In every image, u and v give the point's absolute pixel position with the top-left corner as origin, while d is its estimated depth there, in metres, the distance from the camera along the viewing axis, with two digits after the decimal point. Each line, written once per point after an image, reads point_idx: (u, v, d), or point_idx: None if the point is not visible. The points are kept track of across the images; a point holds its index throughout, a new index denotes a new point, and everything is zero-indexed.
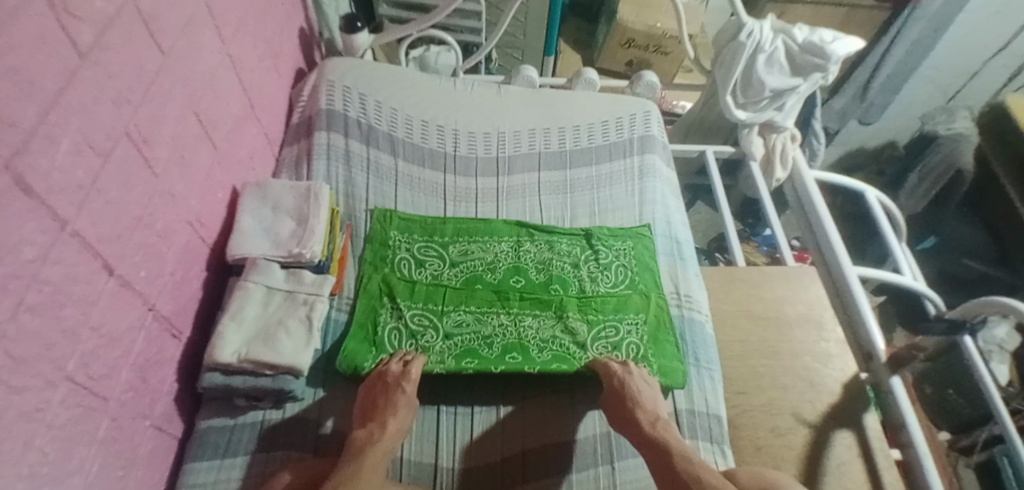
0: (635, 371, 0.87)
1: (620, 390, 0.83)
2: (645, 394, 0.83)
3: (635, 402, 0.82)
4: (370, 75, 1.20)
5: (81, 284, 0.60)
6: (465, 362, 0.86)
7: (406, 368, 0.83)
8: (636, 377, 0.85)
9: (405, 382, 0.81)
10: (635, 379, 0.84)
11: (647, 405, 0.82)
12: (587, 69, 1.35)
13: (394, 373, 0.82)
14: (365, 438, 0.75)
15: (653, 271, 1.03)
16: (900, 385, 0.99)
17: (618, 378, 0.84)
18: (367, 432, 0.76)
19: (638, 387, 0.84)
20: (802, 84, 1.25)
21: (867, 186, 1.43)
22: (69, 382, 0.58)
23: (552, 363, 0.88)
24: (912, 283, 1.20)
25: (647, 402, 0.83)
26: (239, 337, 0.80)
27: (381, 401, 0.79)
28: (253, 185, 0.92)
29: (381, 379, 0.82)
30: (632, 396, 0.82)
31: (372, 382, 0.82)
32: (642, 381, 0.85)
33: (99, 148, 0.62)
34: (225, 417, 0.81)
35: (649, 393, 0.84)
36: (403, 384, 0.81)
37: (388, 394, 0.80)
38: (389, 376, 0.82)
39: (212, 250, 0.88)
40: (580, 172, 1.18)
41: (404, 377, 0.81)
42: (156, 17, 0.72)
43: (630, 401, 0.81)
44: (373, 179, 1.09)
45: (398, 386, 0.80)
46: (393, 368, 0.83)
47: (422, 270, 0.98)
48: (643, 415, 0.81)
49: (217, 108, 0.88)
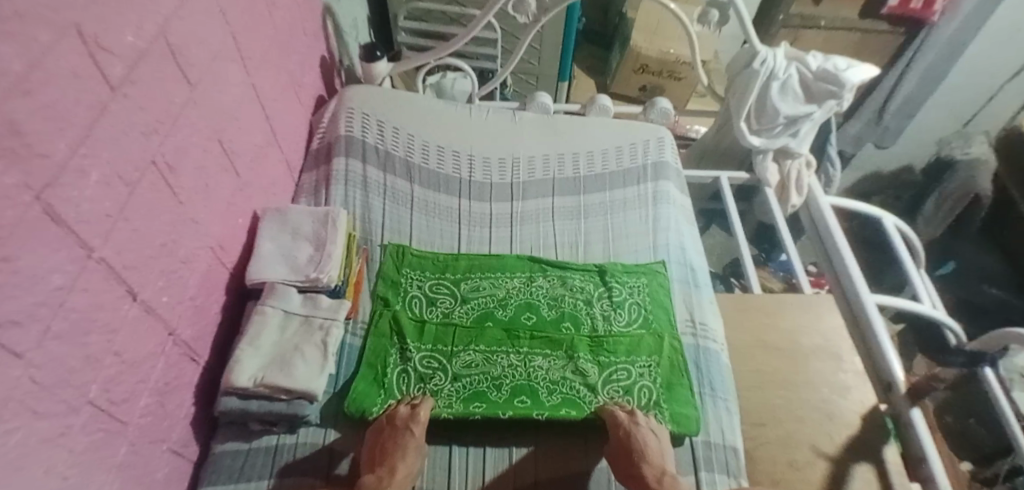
0: (643, 421, 0.85)
1: (626, 443, 0.81)
2: (652, 448, 0.81)
3: (641, 456, 0.80)
4: (388, 102, 1.23)
5: (105, 311, 0.61)
6: (473, 406, 0.87)
7: (414, 411, 0.82)
8: (643, 428, 0.83)
9: (413, 424, 0.81)
10: (642, 431, 0.82)
11: (654, 461, 0.80)
12: (600, 96, 1.38)
13: (404, 415, 0.82)
14: (375, 484, 0.75)
15: (666, 309, 1.03)
16: (920, 417, 0.96)
17: (623, 429, 0.82)
18: (376, 477, 0.76)
19: (644, 440, 0.81)
20: (816, 111, 1.24)
21: (884, 213, 1.42)
22: (91, 407, 0.60)
23: (561, 407, 0.88)
24: (931, 313, 1.19)
25: (654, 456, 0.81)
26: (256, 362, 0.80)
27: (388, 445, 0.79)
28: (273, 210, 0.94)
29: (388, 421, 0.81)
30: (638, 449, 0.80)
31: (379, 425, 0.82)
32: (649, 433, 0.83)
33: (127, 178, 0.64)
34: (239, 441, 0.81)
35: (655, 447, 0.82)
36: (411, 426, 0.80)
37: (396, 436, 0.79)
38: (398, 418, 0.81)
39: (231, 275, 0.89)
40: (594, 198, 1.19)
41: (412, 420, 0.81)
42: (185, 51, 0.75)
43: (636, 455, 0.80)
44: (389, 204, 1.11)
45: (406, 429, 0.80)
46: (402, 411, 0.82)
47: (433, 309, 0.99)
48: (649, 470, 0.79)
49: (240, 137, 0.91)
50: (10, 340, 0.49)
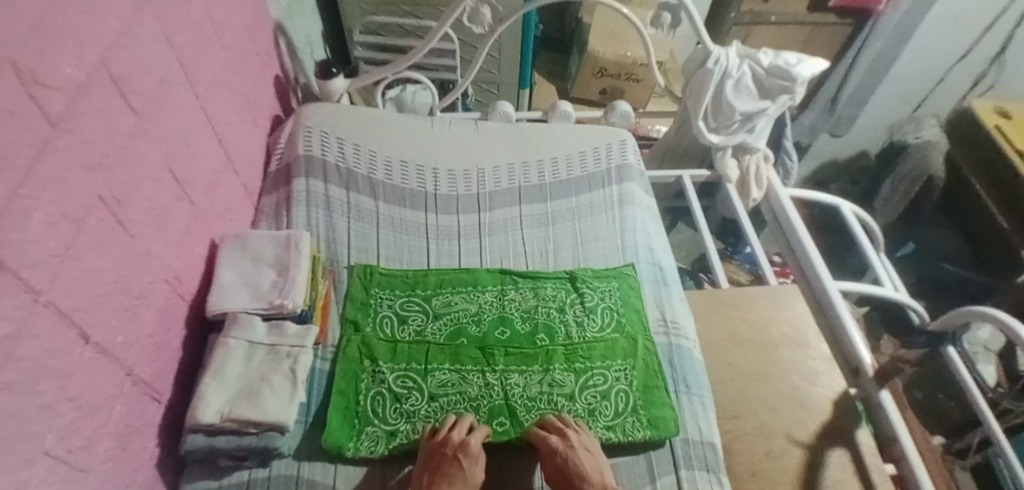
0: (579, 439, 0.84)
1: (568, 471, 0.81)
2: (589, 464, 0.83)
3: (581, 478, 0.82)
4: (348, 119, 1.21)
5: (57, 357, 0.59)
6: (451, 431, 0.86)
7: (466, 442, 0.81)
8: (580, 451, 0.82)
9: (461, 454, 0.80)
10: (579, 453, 0.82)
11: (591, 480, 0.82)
12: (561, 102, 1.38)
13: (455, 444, 0.81)
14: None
15: (639, 311, 1.03)
16: (889, 398, 0.99)
17: (557, 454, 0.81)
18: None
19: (580, 464, 0.82)
20: (770, 106, 1.28)
21: (841, 201, 1.46)
22: (47, 458, 0.57)
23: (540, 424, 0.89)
24: (892, 295, 1.22)
25: (591, 473, 0.83)
26: (222, 396, 0.77)
27: (439, 473, 0.79)
28: (232, 237, 0.91)
29: (440, 448, 0.81)
30: (578, 472, 0.82)
31: (430, 451, 0.82)
32: (585, 454, 0.83)
33: (72, 217, 0.61)
34: (209, 479, 0.78)
35: (592, 464, 0.83)
36: (461, 457, 0.80)
37: (447, 467, 0.79)
38: (449, 446, 0.80)
39: (191, 306, 0.86)
40: (561, 204, 1.19)
41: (463, 450, 0.80)
42: (129, 80, 0.72)
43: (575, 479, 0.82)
44: (354, 223, 1.09)
45: (455, 460, 0.79)
46: (454, 438, 0.81)
47: (405, 328, 0.97)
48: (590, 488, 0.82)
49: (193, 164, 0.88)
50: None
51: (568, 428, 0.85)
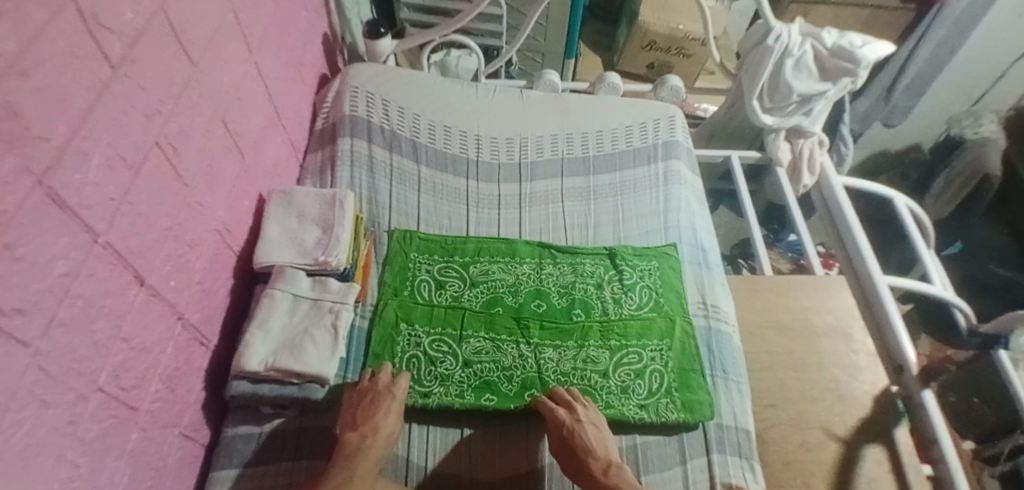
0: (584, 413, 0.84)
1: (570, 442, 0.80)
2: (593, 437, 0.81)
3: (586, 452, 0.80)
4: (393, 81, 1.20)
5: (112, 297, 0.60)
6: (484, 397, 0.87)
7: (395, 378, 0.84)
8: (586, 425, 0.82)
9: (394, 389, 0.83)
10: (586, 428, 0.81)
11: (597, 458, 0.80)
12: (610, 73, 1.34)
13: (384, 382, 0.83)
14: (357, 443, 0.75)
15: (678, 292, 1.01)
16: (931, 398, 0.97)
17: (563, 426, 0.81)
18: (359, 436, 0.76)
19: (585, 437, 0.81)
20: (830, 89, 1.22)
21: (896, 193, 1.40)
22: (101, 394, 0.59)
23: None
24: (943, 294, 1.18)
25: (597, 448, 0.81)
26: (265, 346, 0.79)
27: (371, 408, 0.79)
28: (279, 192, 0.92)
29: (369, 388, 0.82)
30: (583, 445, 0.80)
31: (361, 391, 0.82)
32: (586, 429, 0.81)
33: (129, 161, 0.62)
34: (251, 424, 0.81)
35: (596, 440, 0.82)
36: (393, 391, 0.82)
37: (379, 400, 0.81)
38: (378, 385, 0.82)
39: (239, 258, 0.88)
40: (604, 179, 1.17)
41: (394, 384, 0.83)
42: (185, 27, 0.72)
43: (580, 451, 0.80)
44: (395, 185, 1.09)
45: (388, 392, 0.82)
46: (382, 377, 0.84)
47: (442, 293, 0.97)
48: (596, 466, 0.79)
49: (243, 117, 0.88)
50: (16, 328, 0.47)
51: (575, 402, 0.85)
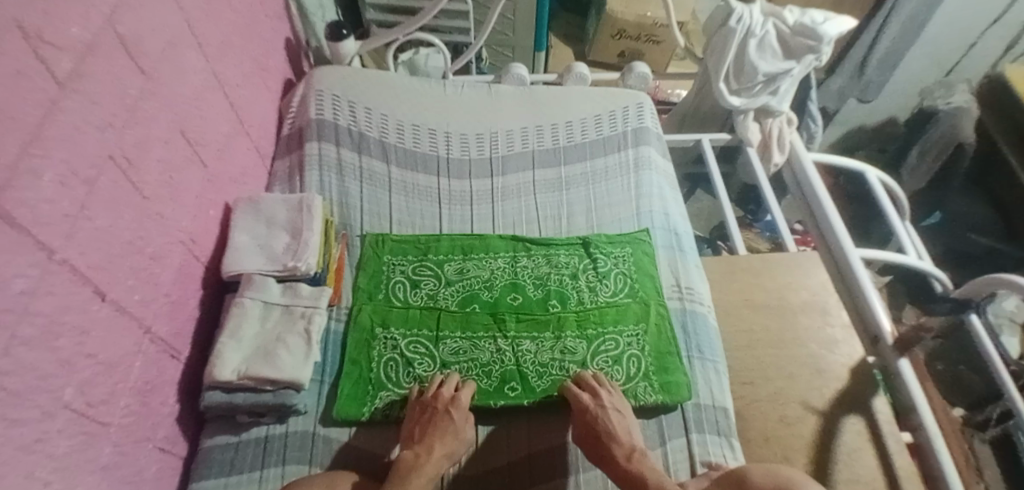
0: (612, 400, 0.85)
1: (598, 432, 0.81)
2: (619, 426, 0.82)
3: (610, 437, 0.80)
4: (359, 82, 1.20)
5: (74, 313, 0.60)
6: None
7: (456, 396, 0.83)
8: (610, 411, 0.83)
9: (453, 408, 0.82)
10: (609, 413, 0.82)
11: (623, 447, 0.79)
12: (577, 64, 1.34)
13: (445, 399, 0.83)
14: (412, 460, 0.76)
15: (653, 277, 1.02)
16: (907, 367, 0.97)
17: (587, 410, 0.82)
18: (414, 454, 0.77)
19: (609, 422, 0.81)
20: (795, 67, 1.22)
21: (867, 166, 1.41)
22: (68, 410, 0.59)
23: (552, 390, 0.88)
24: (918, 263, 1.19)
25: (624, 436, 0.81)
26: (239, 355, 0.79)
27: (430, 426, 0.80)
28: (245, 200, 0.91)
29: (430, 403, 0.82)
30: (607, 431, 0.81)
31: (421, 405, 0.83)
32: (611, 416, 0.82)
33: (84, 177, 0.61)
34: (228, 434, 0.81)
35: (623, 429, 0.82)
36: (451, 410, 0.81)
37: (436, 418, 0.80)
38: (439, 401, 0.82)
39: (207, 267, 0.87)
40: (575, 169, 1.17)
41: (453, 404, 0.82)
42: (137, 40, 0.71)
43: (608, 439, 0.80)
44: (366, 187, 1.09)
45: (446, 413, 0.81)
46: (444, 393, 0.83)
47: (417, 293, 0.97)
48: (620, 454, 0.78)
49: (204, 127, 0.88)
50: None
51: (600, 387, 0.86)
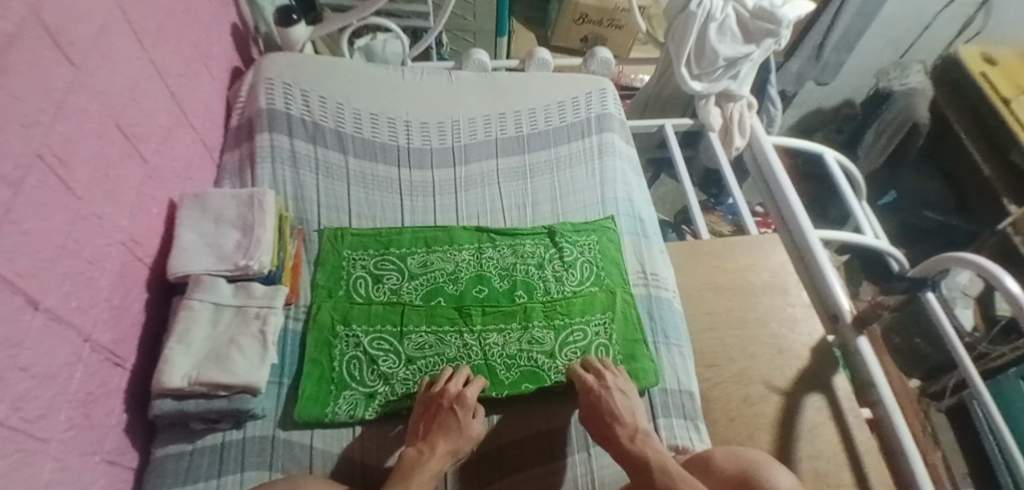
0: (617, 382, 0.85)
1: (603, 414, 0.80)
2: (622, 406, 0.81)
3: (613, 417, 0.80)
4: (311, 70, 1.15)
5: (3, 325, 0.55)
6: None
7: (462, 393, 0.81)
8: (614, 393, 0.82)
9: (459, 406, 0.80)
10: (613, 394, 0.82)
11: (625, 429, 0.79)
12: (538, 49, 1.31)
13: (450, 395, 0.81)
14: (416, 457, 0.75)
15: (618, 265, 1.02)
16: (866, 343, 1.00)
17: (591, 392, 0.82)
18: (417, 451, 0.76)
19: (611, 404, 0.81)
20: (755, 51, 1.23)
21: (824, 147, 1.43)
22: (2, 429, 0.54)
23: (520, 382, 0.87)
24: (875, 242, 1.22)
25: (628, 419, 0.80)
26: (189, 360, 0.75)
27: (434, 422, 0.79)
28: (192, 196, 0.86)
29: (436, 398, 0.80)
30: (611, 411, 0.80)
31: (426, 401, 0.81)
32: (615, 397, 0.82)
33: (8, 178, 0.56)
34: (181, 443, 0.77)
35: (628, 412, 0.81)
36: (456, 409, 0.79)
37: (442, 416, 0.79)
38: (445, 397, 0.80)
39: (151, 269, 0.82)
40: (539, 156, 1.15)
41: (458, 401, 0.80)
42: (64, 28, 0.66)
43: (612, 422, 0.80)
44: (323, 180, 1.05)
45: (451, 411, 0.79)
46: (450, 389, 0.81)
47: (379, 288, 0.95)
48: (623, 436, 0.78)
49: (142, 121, 0.82)
50: None
51: (605, 369, 0.86)
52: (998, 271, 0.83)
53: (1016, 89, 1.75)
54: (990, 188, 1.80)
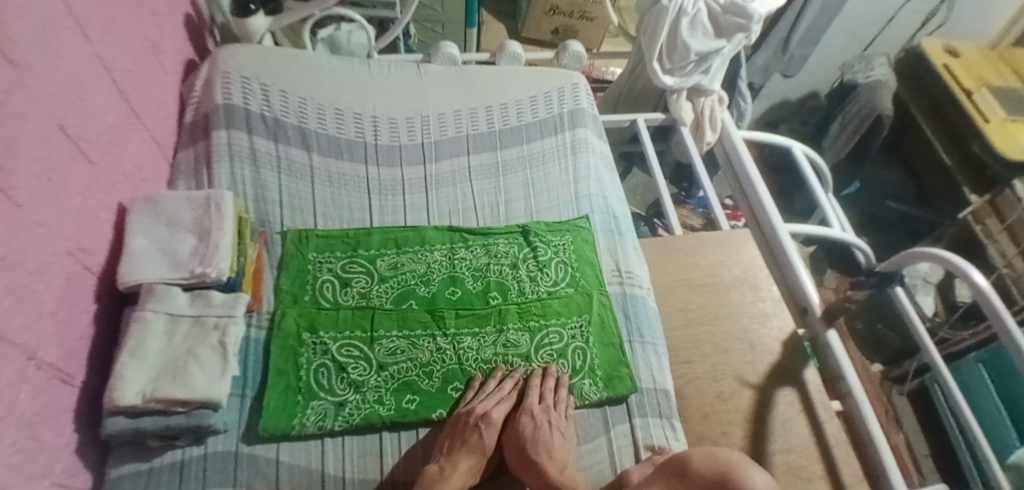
0: (557, 413, 0.83)
1: (529, 445, 0.80)
2: (557, 445, 0.80)
3: (543, 452, 0.79)
4: (271, 62, 1.09)
5: None
6: (404, 400, 0.83)
7: (489, 412, 0.81)
8: (548, 425, 0.81)
9: (484, 424, 0.80)
10: (552, 432, 0.81)
11: (547, 460, 0.78)
12: (510, 42, 1.27)
13: (477, 414, 0.80)
14: (437, 474, 0.74)
15: (593, 264, 1.00)
16: (836, 337, 1.00)
17: (526, 420, 0.82)
18: (438, 467, 0.75)
19: (542, 435, 0.80)
20: (725, 45, 1.23)
21: (793, 141, 1.44)
22: None
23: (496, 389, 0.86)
24: (842, 235, 1.23)
25: (557, 453, 0.79)
26: (144, 375, 0.71)
27: (459, 440, 0.78)
28: (143, 199, 0.81)
29: (464, 415, 0.81)
30: (543, 448, 0.79)
31: (455, 419, 0.81)
32: (544, 429, 0.81)
33: None
34: (137, 462, 0.72)
35: (557, 444, 0.80)
36: (482, 427, 0.79)
37: (468, 435, 0.79)
38: (472, 415, 0.80)
39: (102, 277, 0.76)
40: (511, 153, 1.13)
41: (485, 420, 0.80)
42: (4, 24, 0.61)
43: (537, 453, 0.78)
44: (285, 178, 1.00)
45: (477, 428, 0.79)
46: (478, 408, 0.81)
47: (347, 292, 0.91)
48: (548, 466, 0.77)
49: (88, 120, 0.76)
50: None
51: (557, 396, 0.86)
52: (965, 265, 0.83)
53: (978, 81, 1.79)
54: (950, 177, 1.85)
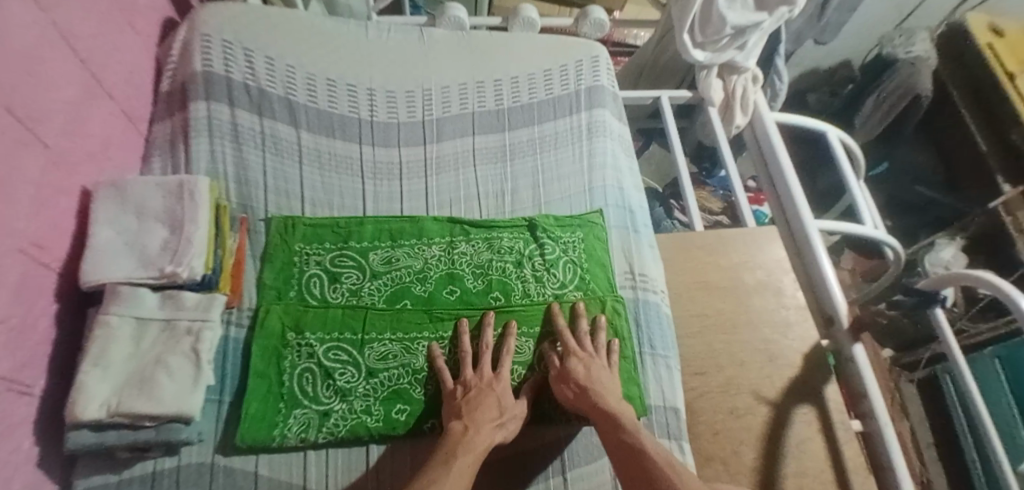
0: (598, 356, 0.82)
1: (581, 379, 0.77)
2: (607, 389, 0.77)
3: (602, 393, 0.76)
4: (257, 23, 0.99)
5: None
6: (394, 410, 0.77)
7: (499, 370, 0.79)
8: (598, 367, 0.79)
9: (496, 382, 0.78)
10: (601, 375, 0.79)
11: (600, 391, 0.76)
12: (524, 5, 1.14)
13: (487, 377, 0.78)
14: (461, 435, 0.70)
15: (604, 266, 0.92)
16: (862, 352, 0.92)
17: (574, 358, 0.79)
18: (462, 426, 0.71)
19: (596, 375, 0.78)
20: (767, 19, 1.10)
21: (828, 127, 1.33)
22: None
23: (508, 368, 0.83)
24: (878, 236, 1.13)
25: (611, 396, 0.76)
26: (107, 386, 0.65)
27: (473, 400, 0.75)
28: (107, 184, 0.73)
29: (473, 381, 0.77)
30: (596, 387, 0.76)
31: (464, 383, 0.77)
32: (595, 368, 0.79)
33: None
34: (106, 473, 0.68)
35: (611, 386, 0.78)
36: (494, 385, 0.77)
37: (484, 397, 0.75)
38: (483, 379, 0.77)
39: (62, 275, 0.70)
40: (521, 134, 1.03)
41: (496, 379, 0.78)
42: None
43: (593, 386, 0.76)
44: (270, 158, 0.91)
45: (491, 387, 0.77)
46: (486, 371, 0.78)
47: (336, 289, 0.84)
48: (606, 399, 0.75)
49: (40, 97, 0.67)
50: None
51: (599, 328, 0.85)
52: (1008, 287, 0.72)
53: None
54: (982, 165, 1.70)
